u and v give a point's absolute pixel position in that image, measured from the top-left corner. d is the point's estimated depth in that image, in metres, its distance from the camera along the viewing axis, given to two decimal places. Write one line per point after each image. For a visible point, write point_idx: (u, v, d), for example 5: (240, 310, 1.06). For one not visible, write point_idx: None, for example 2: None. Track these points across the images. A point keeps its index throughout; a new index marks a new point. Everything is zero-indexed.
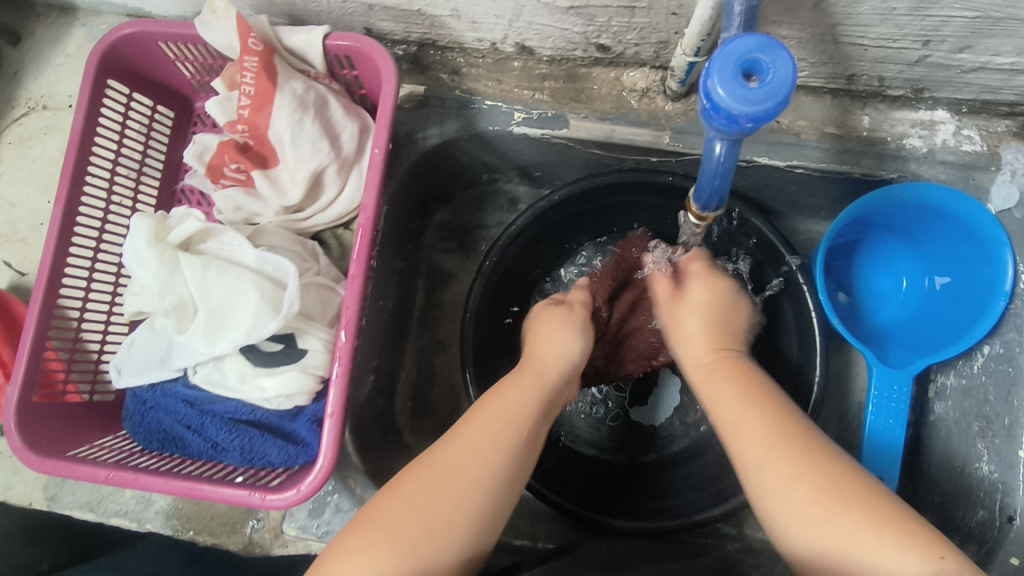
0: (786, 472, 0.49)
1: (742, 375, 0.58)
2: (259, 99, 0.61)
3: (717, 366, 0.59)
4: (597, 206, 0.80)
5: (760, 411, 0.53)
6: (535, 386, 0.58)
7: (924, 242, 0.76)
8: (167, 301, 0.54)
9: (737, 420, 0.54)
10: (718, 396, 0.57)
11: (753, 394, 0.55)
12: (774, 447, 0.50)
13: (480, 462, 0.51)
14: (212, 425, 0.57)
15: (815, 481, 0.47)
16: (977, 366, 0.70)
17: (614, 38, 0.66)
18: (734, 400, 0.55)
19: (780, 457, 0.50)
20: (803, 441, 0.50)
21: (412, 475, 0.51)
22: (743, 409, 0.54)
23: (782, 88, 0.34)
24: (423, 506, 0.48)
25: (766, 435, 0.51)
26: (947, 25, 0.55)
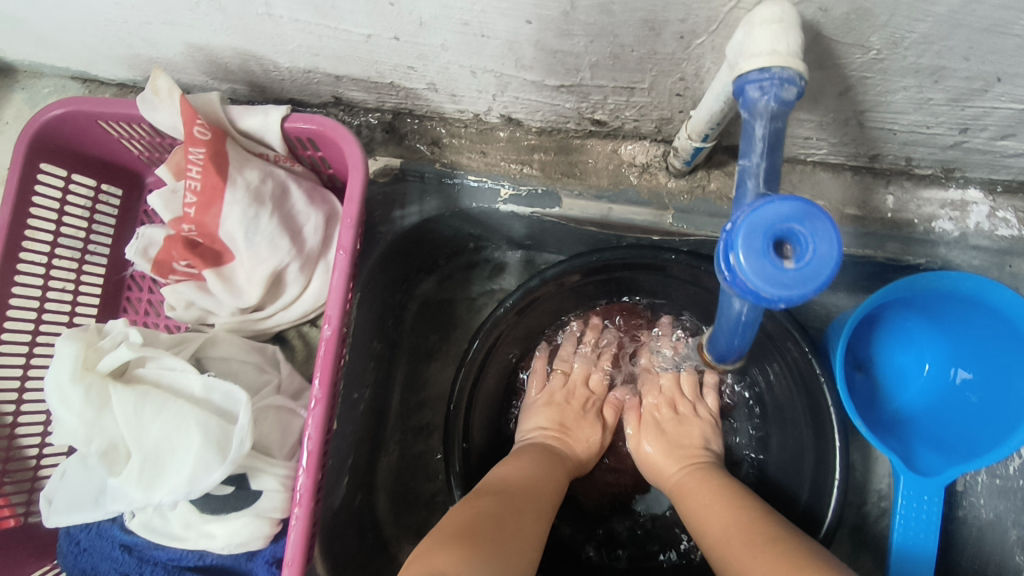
0: (744, 559, 0.47)
1: (712, 479, 0.60)
2: (206, 194, 0.53)
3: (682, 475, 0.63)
4: (593, 281, 0.73)
5: (721, 509, 0.54)
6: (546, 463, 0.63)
7: (951, 324, 0.68)
8: (93, 445, 0.46)
9: (703, 521, 0.55)
10: (692, 500, 0.59)
11: (719, 495, 0.57)
12: (731, 542, 0.50)
13: (528, 521, 0.52)
14: (153, 575, 0.50)
15: (763, 570, 0.45)
16: (1014, 468, 0.65)
17: (610, 114, 0.59)
18: (703, 504, 0.57)
19: (737, 551, 0.49)
20: (758, 530, 0.50)
21: (478, 501, 0.52)
22: (710, 509, 0.55)
23: (823, 272, 0.27)
24: (496, 527, 0.48)
25: (725, 531, 0.51)
26: (990, 115, 0.48)
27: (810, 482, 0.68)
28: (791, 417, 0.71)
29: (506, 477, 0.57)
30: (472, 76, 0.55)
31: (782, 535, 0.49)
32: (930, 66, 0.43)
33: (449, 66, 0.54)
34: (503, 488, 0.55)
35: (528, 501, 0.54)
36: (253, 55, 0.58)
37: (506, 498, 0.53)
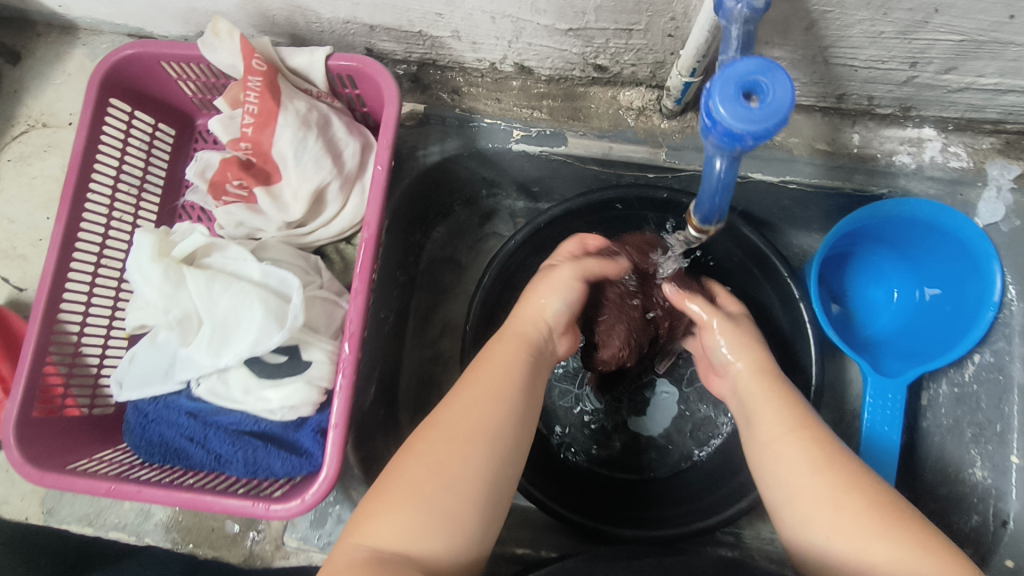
0: (828, 493, 0.49)
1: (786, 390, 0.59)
2: (262, 117, 0.62)
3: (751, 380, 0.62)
4: (592, 222, 0.81)
5: (802, 426, 0.55)
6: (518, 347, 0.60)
7: (915, 255, 0.77)
8: (171, 314, 0.55)
9: (784, 439, 0.54)
10: (765, 403, 0.59)
11: (796, 410, 0.57)
12: (806, 466, 0.52)
13: (457, 458, 0.50)
14: (215, 437, 0.58)
15: (852, 504, 0.48)
16: (968, 374, 0.72)
17: (611, 58, 0.67)
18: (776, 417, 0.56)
19: (814, 476, 0.51)
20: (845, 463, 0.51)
21: (417, 439, 0.52)
22: (784, 426, 0.55)
23: (781, 109, 0.35)
24: (430, 473, 0.49)
25: (802, 452, 0.53)
26: (934, 48, 0.57)
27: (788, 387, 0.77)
28: (782, 328, 0.79)
29: (445, 402, 0.54)
30: (492, 21, 0.64)
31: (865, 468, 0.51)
32: None
33: (472, 12, 0.63)
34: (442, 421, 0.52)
35: (478, 426, 0.52)
36: (300, 7, 0.66)
37: (436, 433, 0.51)
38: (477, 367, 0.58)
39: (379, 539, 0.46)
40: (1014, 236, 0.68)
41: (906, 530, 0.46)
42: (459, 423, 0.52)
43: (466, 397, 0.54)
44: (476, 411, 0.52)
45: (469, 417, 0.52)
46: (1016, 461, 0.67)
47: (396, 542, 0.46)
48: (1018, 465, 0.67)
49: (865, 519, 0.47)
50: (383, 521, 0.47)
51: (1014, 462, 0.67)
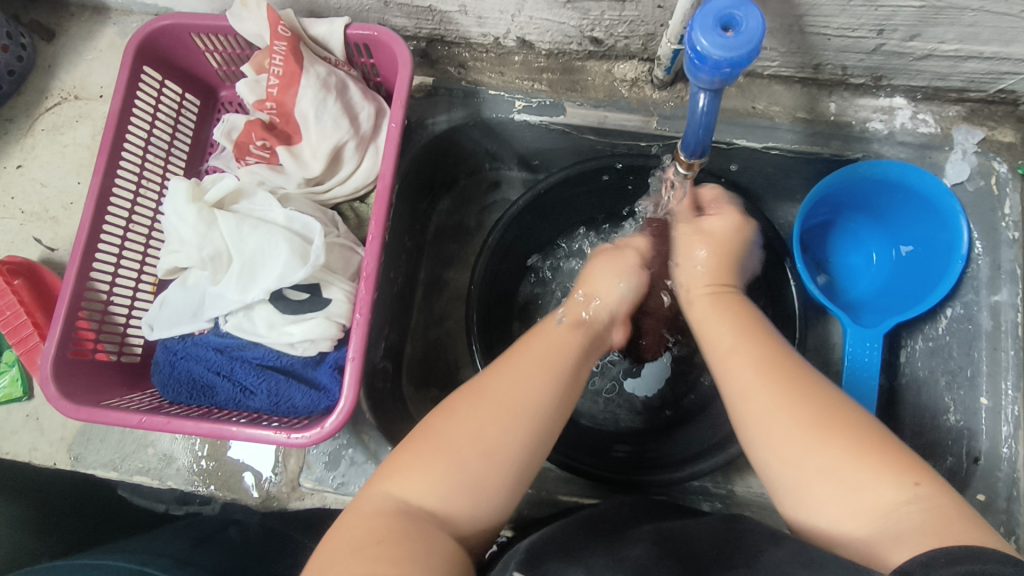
0: (766, 401, 0.54)
1: (735, 307, 0.64)
2: (287, 78, 0.67)
3: (708, 298, 0.66)
4: (587, 190, 0.87)
5: (749, 340, 0.60)
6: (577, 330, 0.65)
7: (892, 220, 0.83)
8: (204, 251, 0.60)
9: (730, 345, 0.60)
10: (713, 317, 0.64)
11: (742, 326, 0.61)
12: (756, 372, 0.56)
13: (494, 427, 0.54)
14: (241, 369, 0.62)
15: (793, 412, 0.53)
16: (941, 328, 0.77)
17: (606, 31, 0.73)
18: (725, 329, 0.62)
19: (762, 381, 0.55)
20: (791, 372, 0.56)
21: (458, 404, 0.56)
22: (736, 341, 0.60)
23: (754, 36, 0.41)
24: (467, 440, 0.53)
25: (756, 361, 0.57)
26: (898, 14, 0.63)
27: None
28: (765, 289, 0.84)
29: (491, 375, 0.58)
30: None
31: (815, 382, 0.55)
32: None
33: None
34: (483, 390, 0.57)
35: (519, 401, 0.56)
36: None
37: (481, 404, 0.55)
38: (528, 346, 0.62)
39: (410, 493, 0.51)
40: (979, 194, 0.74)
41: (845, 436, 0.50)
42: (495, 400, 0.55)
43: (513, 373, 0.58)
44: (520, 390, 0.56)
45: (515, 395, 0.56)
46: (985, 402, 0.71)
47: (423, 492, 0.51)
48: (986, 406, 0.71)
49: (808, 426, 0.51)
50: (417, 480, 0.51)
51: (983, 404, 0.72)
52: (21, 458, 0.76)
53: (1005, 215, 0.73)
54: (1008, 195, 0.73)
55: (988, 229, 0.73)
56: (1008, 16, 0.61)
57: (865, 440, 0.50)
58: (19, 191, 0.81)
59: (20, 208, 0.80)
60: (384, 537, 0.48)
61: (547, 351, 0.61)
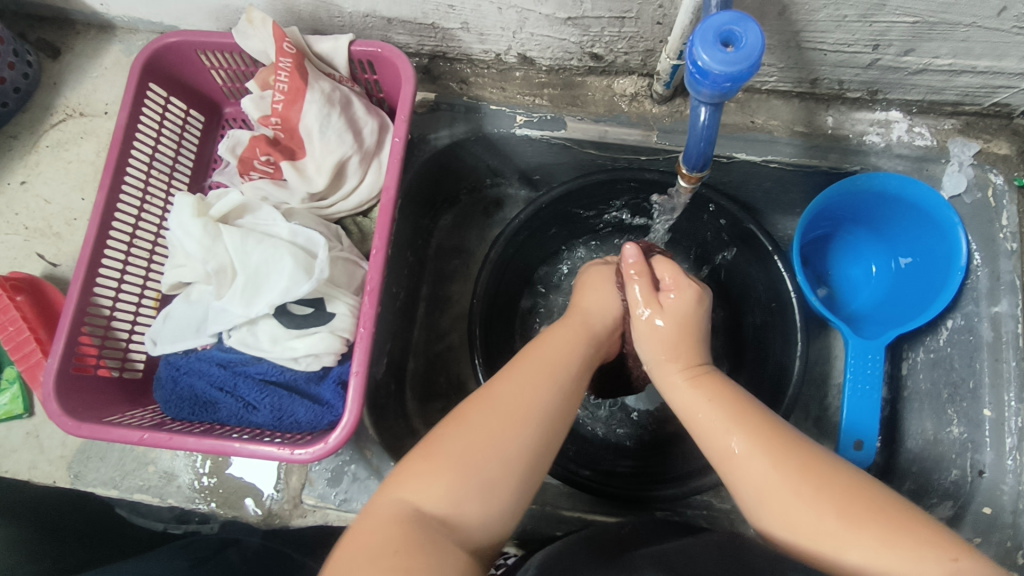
0: (788, 503, 0.51)
1: (724, 388, 0.60)
2: (292, 94, 0.67)
3: (695, 382, 0.61)
4: (590, 203, 0.87)
5: (752, 430, 0.55)
6: (579, 339, 0.64)
7: (891, 233, 0.83)
8: (209, 265, 0.60)
9: (727, 448, 0.55)
10: (699, 404, 0.59)
11: (738, 410, 0.57)
12: (771, 468, 0.53)
13: (506, 432, 0.53)
14: (244, 385, 0.62)
15: (817, 509, 0.50)
16: (942, 339, 0.77)
17: (606, 47, 0.75)
18: (723, 421, 0.57)
19: (781, 483, 0.52)
20: (802, 461, 0.52)
21: (470, 411, 0.55)
22: (735, 434, 0.55)
23: (754, 50, 0.41)
24: (481, 449, 0.52)
25: (766, 454, 0.53)
26: (892, 30, 0.64)
27: (778, 355, 0.82)
28: (767, 301, 0.85)
29: (501, 380, 0.58)
30: (499, 12, 0.71)
31: (833, 466, 0.52)
32: None
33: (481, 3, 0.70)
34: (492, 393, 0.56)
35: (529, 404, 0.55)
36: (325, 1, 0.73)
37: (493, 411, 0.55)
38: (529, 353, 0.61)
39: (424, 500, 0.50)
40: (976, 206, 0.75)
41: (874, 522, 0.48)
42: (500, 424, 0.54)
43: (515, 387, 0.57)
44: (527, 401, 0.56)
45: (524, 403, 0.55)
46: (988, 414, 0.72)
47: (440, 497, 0.50)
48: (990, 418, 0.72)
49: (837, 519, 0.49)
50: (430, 488, 0.51)
51: (987, 415, 0.72)
52: (21, 475, 0.76)
53: (1003, 226, 0.73)
54: (1005, 207, 0.74)
55: (986, 240, 0.74)
56: (1000, 31, 0.62)
57: (903, 521, 0.48)
58: (22, 207, 0.81)
59: (24, 224, 0.81)
60: (401, 545, 0.47)
61: (550, 357, 0.60)
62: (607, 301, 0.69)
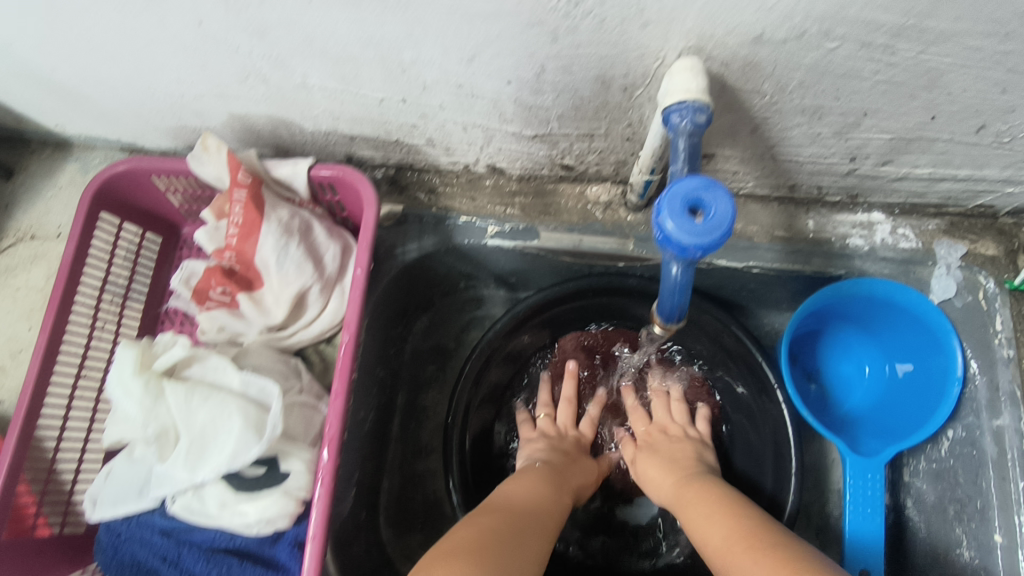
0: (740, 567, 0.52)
1: (709, 491, 0.65)
2: (246, 228, 0.65)
3: (682, 487, 0.69)
4: (570, 308, 0.83)
5: (720, 517, 0.59)
6: (539, 479, 0.67)
7: (882, 332, 0.80)
8: (150, 429, 0.56)
9: (701, 530, 0.60)
10: (687, 503, 0.65)
11: (714, 505, 0.62)
12: (731, 550, 0.55)
13: (511, 532, 0.55)
14: (189, 555, 0.57)
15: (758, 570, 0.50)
16: (944, 450, 0.73)
17: (576, 158, 0.72)
18: (703, 515, 0.61)
19: (734, 556, 0.54)
20: (754, 538, 0.55)
21: (481, 517, 0.57)
22: (708, 520, 0.60)
23: (725, 221, 0.39)
24: (490, 538, 0.53)
25: (725, 537, 0.57)
26: (868, 145, 0.62)
27: (773, 468, 0.78)
28: (754, 407, 0.81)
29: (511, 497, 0.63)
30: (464, 130, 0.69)
31: (775, 540, 0.54)
32: (812, 105, 0.57)
33: (445, 123, 0.67)
34: (500, 505, 0.61)
35: (526, 515, 0.59)
36: (284, 121, 0.70)
37: (502, 516, 0.57)
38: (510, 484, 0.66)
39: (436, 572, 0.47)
40: (968, 310, 0.71)
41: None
42: (524, 506, 0.61)
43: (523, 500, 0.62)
44: (528, 513, 0.60)
45: (524, 514, 0.59)
46: (999, 540, 0.67)
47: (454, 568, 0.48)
48: (1001, 543, 0.66)
49: None
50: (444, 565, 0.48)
51: (998, 541, 0.67)
52: None
53: (998, 331, 0.70)
54: (998, 311, 0.70)
55: (981, 347, 0.70)
56: (980, 145, 0.60)
57: None
58: None
59: None
60: None
61: (531, 492, 0.64)
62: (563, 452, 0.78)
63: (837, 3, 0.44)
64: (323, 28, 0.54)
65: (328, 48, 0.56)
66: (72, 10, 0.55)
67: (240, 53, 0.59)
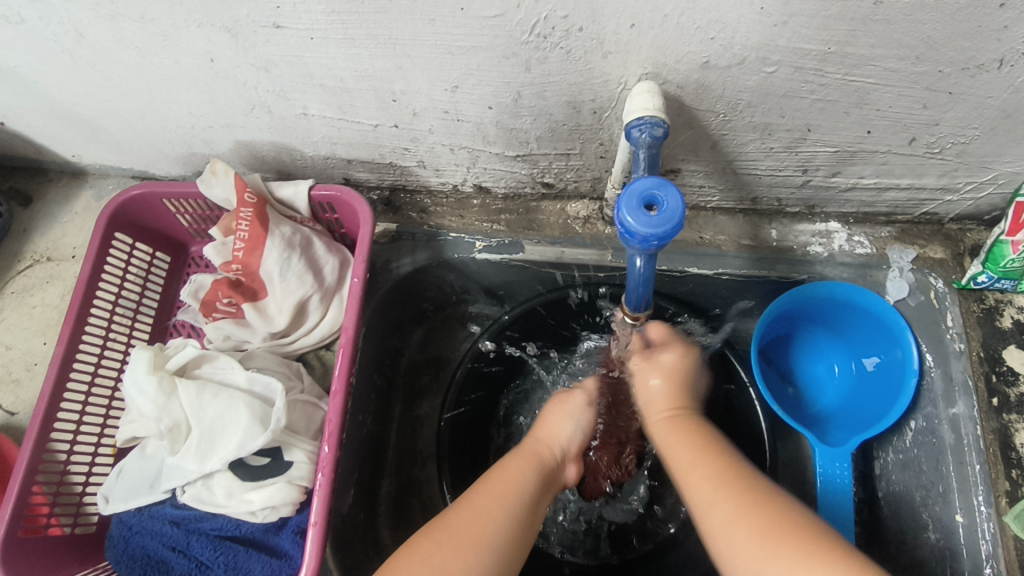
0: (728, 517, 0.56)
1: (696, 429, 0.66)
2: (251, 242, 0.70)
3: (670, 419, 0.68)
4: (553, 316, 0.89)
5: (710, 457, 0.62)
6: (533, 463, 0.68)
7: (849, 334, 0.86)
8: (162, 423, 0.61)
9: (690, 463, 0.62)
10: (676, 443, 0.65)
11: (702, 442, 0.64)
12: (725, 486, 0.58)
13: (449, 557, 0.57)
14: (197, 544, 0.61)
15: (754, 522, 0.54)
16: (909, 440, 0.78)
17: (556, 177, 0.79)
18: (689, 447, 0.64)
19: (725, 501, 0.57)
20: (743, 484, 0.58)
21: (421, 536, 0.59)
22: (698, 461, 0.62)
23: (676, 214, 0.46)
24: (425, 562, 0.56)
25: (715, 477, 0.59)
26: (816, 157, 0.69)
27: (748, 446, 0.84)
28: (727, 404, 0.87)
29: (456, 509, 0.61)
30: (452, 152, 0.75)
31: (767, 490, 0.57)
32: (761, 123, 0.64)
33: (435, 145, 0.74)
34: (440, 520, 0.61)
35: (476, 526, 0.59)
36: (287, 147, 0.77)
37: (439, 535, 0.58)
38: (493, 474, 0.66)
39: None
40: (921, 308, 0.77)
41: (797, 547, 0.51)
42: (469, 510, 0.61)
43: (475, 510, 0.61)
44: (480, 528, 0.59)
45: (471, 529, 0.59)
46: (961, 520, 0.70)
47: None
48: (963, 524, 0.70)
49: (762, 541, 0.52)
50: None
51: (959, 521, 0.70)
52: None
53: (949, 327, 0.76)
54: (948, 308, 0.76)
55: (935, 341, 0.76)
56: (914, 156, 0.67)
57: (815, 548, 0.51)
58: None
59: None
60: None
61: (503, 483, 0.64)
62: (559, 425, 0.73)
63: (767, 33, 0.52)
64: (323, 62, 0.60)
65: (326, 80, 0.63)
66: (98, 51, 0.62)
67: (249, 86, 0.65)
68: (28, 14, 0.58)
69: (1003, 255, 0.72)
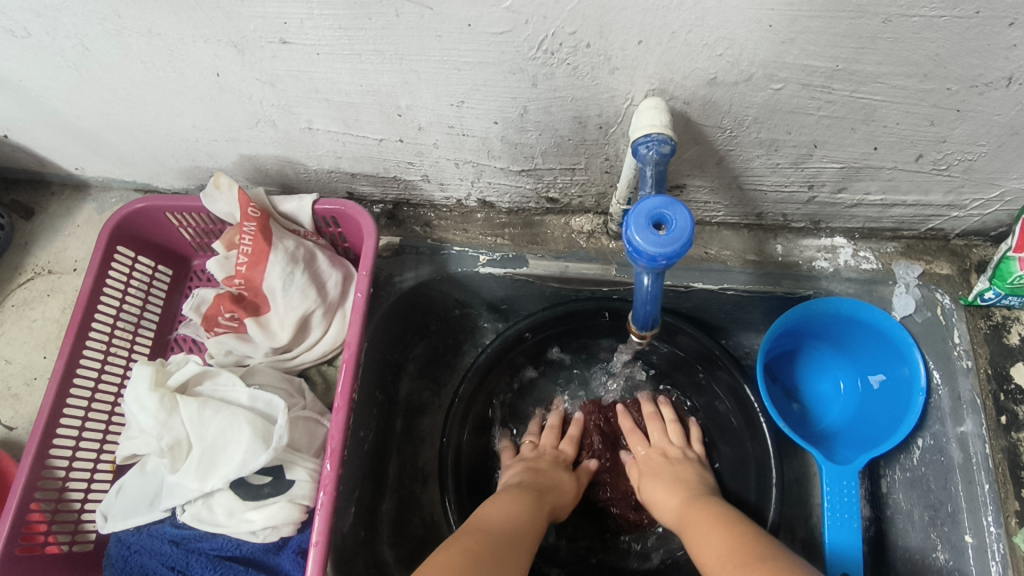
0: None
1: (709, 510, 0.69)
2: (255, 257, 0.69)
3: (684, 508, 0.72)
4: (556, 331, 0.89)
5: (719, 533, 0.64)
6: (524, 498, 0.71)
7: (854, 350, 0.85)
8: (164, 441, 0.60)
9: (700, 545, 0.64)
10: (692, 526, 0.68)
11: (714, 521, 0.66)
12: (728, 561, 0.59)
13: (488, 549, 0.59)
14: (197, 563, 0.61)
15: None
16: (916, 459, 0.77)
17: (560, 191, 0.78)
18: (702, 530, 0.66)
19: (733, 574, 0.57)
20: (747, 555, 0.59)
21: (458, 540, 0.60)
22: (710, 537, 0.64)
23: (684, 233, 0.45)
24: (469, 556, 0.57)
25: (722, 552, 0.61)
26: (823, 173, 0.69)
27: (755, 463, 0.84)
28: (735, 423, 0.87)
29: (494, 520, 0.65)
30: (456, 167, 0.75)
31: (771, 558, 0.57)
32: (767, 139, 0.63)
33: (439, 160, 0.74)
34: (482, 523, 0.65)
35: (511, 541, 0.63)
36: (290, 161, 0.77)
37: (482, 535, 0.62)
38: (505, 500, 0.70)
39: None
40: (928, 324, 0.77)
41: None
42: (507, 532, 0.64)
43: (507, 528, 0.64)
44: (507, 536, 0.63)
45: (505, 537, 0.63)
46: (970, 540, 0.70)
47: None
48: (972, 544, 0.70)
49: None
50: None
51: (969, 541, 0.70)
52: None
53: (956, 344, 0.75)
54: (955, 324, 0.76)
55: (942, 359, 0.75)
56: (921, 172, 0.67)
57: None
58: None
59: None
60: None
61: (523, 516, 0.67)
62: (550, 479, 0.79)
63: (775, 51, 0.51)
64: (329, 77, 0.60)
65: (331, 95, 0.63)
66: (104, 64, 0.62)
67: (254, 101, 0.65)
68: (35, 28, 0.57)
69: (1010, 272, 0.71)
